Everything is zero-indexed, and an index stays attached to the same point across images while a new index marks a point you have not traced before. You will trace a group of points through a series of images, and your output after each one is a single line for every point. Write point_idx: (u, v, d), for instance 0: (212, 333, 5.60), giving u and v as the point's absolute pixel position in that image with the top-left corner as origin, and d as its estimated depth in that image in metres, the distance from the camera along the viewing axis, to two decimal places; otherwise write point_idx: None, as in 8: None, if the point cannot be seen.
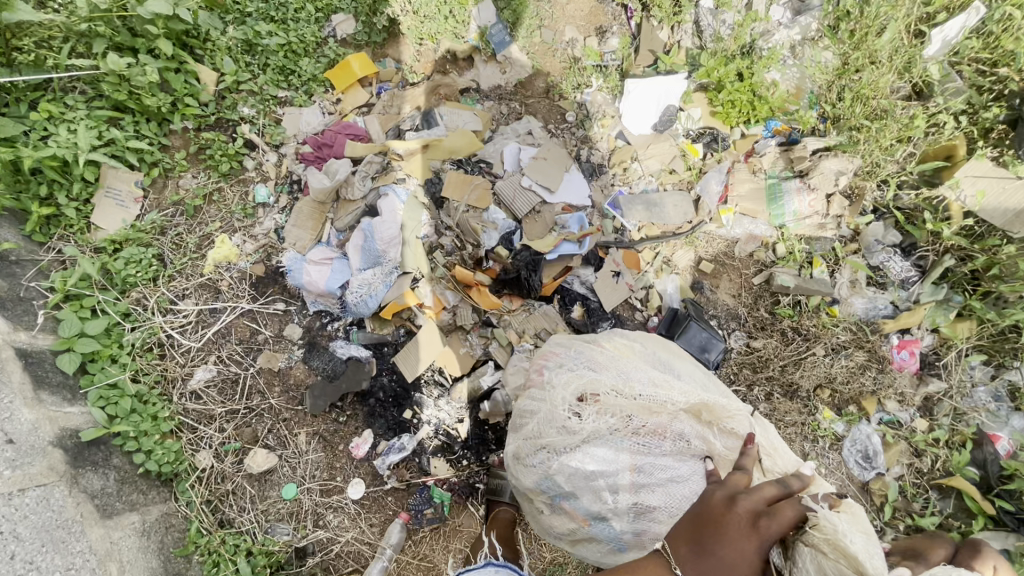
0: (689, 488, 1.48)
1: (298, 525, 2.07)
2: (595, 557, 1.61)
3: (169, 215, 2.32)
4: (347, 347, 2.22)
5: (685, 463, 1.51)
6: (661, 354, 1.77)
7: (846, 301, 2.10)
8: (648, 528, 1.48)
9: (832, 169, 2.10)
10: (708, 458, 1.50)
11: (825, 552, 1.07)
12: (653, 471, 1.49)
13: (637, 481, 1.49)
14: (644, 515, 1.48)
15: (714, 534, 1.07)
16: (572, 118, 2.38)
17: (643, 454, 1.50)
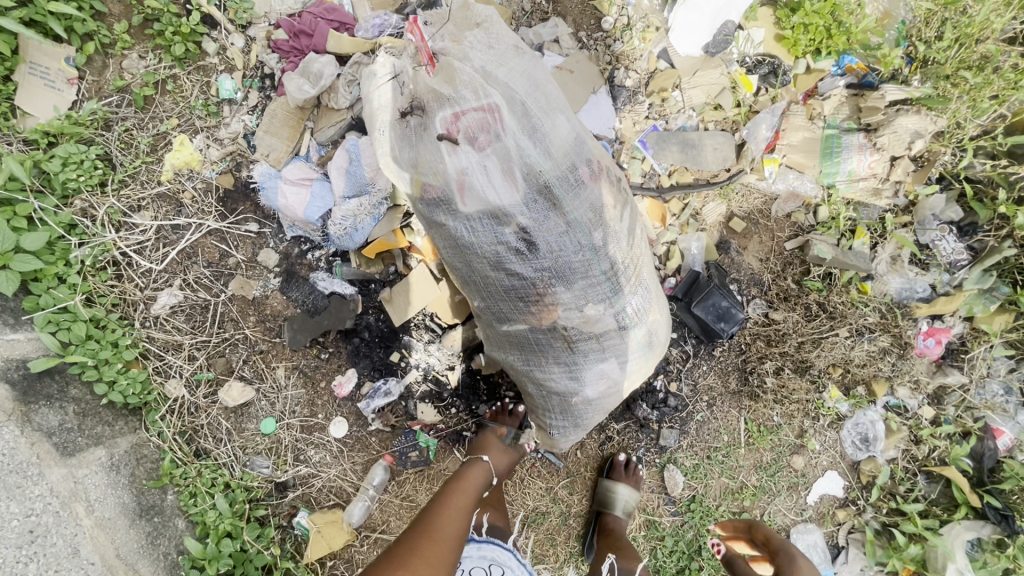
0: (498, 174, 1.30)
1: (278, 459, 1.99)
2: (445, 246, 1.46)
3: (113, 105, 1.94)
4: (330, 282, 2.01)
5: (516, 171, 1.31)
6: (556, 95, 1.41)
7: (881, 278, 1.91)
8: (472, 196, 1.33)
9: (908, 128, 1.80)
10: (528, 174, 1.31)
11: (497, 118, 1.30)
12: (477, 150, 1.30)
13: (465, 163, 1.30)
14: (469, 191, 1.32)
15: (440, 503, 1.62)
16: (609, 25, 1.95)
17: (478, 105, 1.30)
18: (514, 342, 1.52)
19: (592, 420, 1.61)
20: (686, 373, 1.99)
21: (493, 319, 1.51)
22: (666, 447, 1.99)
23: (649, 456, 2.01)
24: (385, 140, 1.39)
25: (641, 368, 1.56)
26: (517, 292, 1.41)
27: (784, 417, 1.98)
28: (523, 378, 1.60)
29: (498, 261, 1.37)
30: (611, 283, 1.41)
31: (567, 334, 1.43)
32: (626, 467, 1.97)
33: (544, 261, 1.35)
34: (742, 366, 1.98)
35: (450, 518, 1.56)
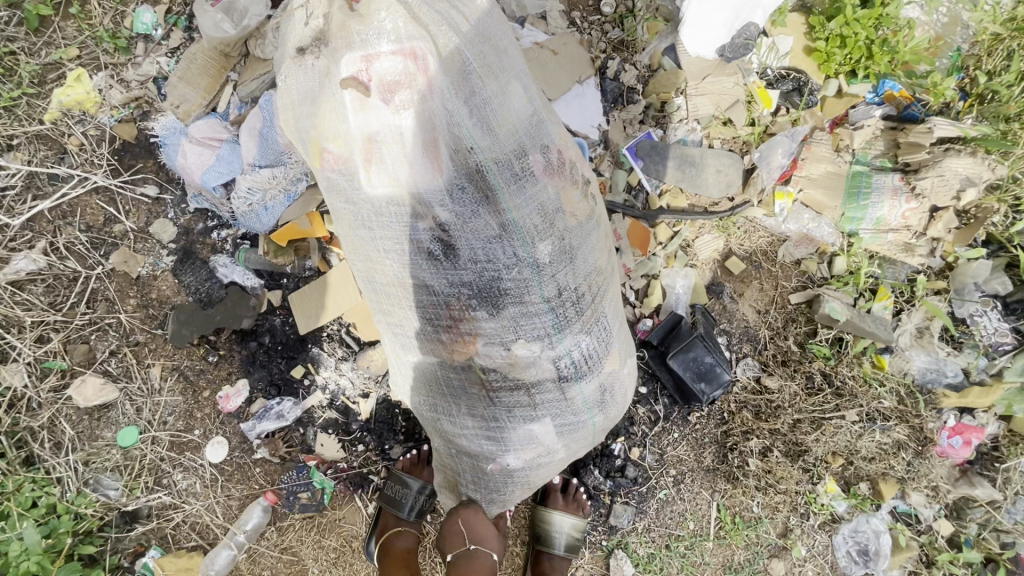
0: (415, 149, 0.96)
1: (130, 482, 1.58)
2: (346, 238, 1.11)
3: (1, 21, 1.60)
4: (230, 269, 1.64)
5: (442, 148, 0.96)
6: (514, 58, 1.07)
7: (903, 353, 1.55)
8: (378, 175, 0.98)
9: (957, 171, 1.43)
10: (457, 156, 0.96)
11: (423, 71, 0.95)
12: (390, 113, 0.95)
13: (372, 128, 0.95)
14: (376, 167, 0.97)
15: None
16: (609, 9, 1.63)
17: (400, 51, 0.95)
18: (420, 380, 1.15)
19: (515, 494, 1.23)
20: (652, 440, 1.61)
21: (397, 346, 1.15)
22: (616, 528, 1.60)
23: (594, 537, 1.61)
24: (283, 89, 1.04)
25: (586, 435, 1.18)
26: (425, 311, 1.05)
27: (766, 509, 1.59)
28: (431, 426, 1.22)
29: (405, 265, 1.03)
30: (555, 317, 1.04)
31: (486, 378, 1.06)
32: (567, 491, 1.57)
33: (465, 273, 1.00)
34: (721, 440, 1.60)
35: None
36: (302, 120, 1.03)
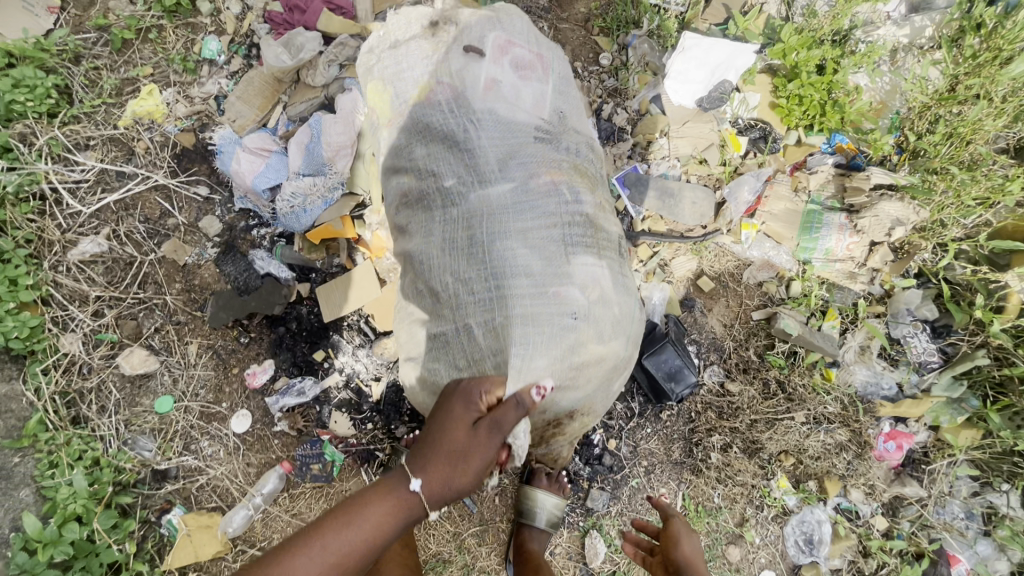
0: (539, 87, 1.38)
1: (163, 444, 1.78)
2: (435, 140, 1.33)
3: (89, 41, 1.88)
4: (267, 262, 1.87)
5: (550, 92, 1.41)
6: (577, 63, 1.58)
7: (848, 367, 1.79)
8: (507, 94, 1.34)
9: (889, 214, 1.71)
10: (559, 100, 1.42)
11: (543, 44, 1.44)
12: (522, 59, 1.38)
13: (505, 65, 1.35)
14: (502, 88, 1.34)
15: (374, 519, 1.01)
16: (607, 62, 1.94)
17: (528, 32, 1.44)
18: (482, 240, 1.27)
19: (571, 360, 1.25)
20: (628, 432, 1.82)
21: (473, 202, 1.29)
22: (593, 510, 1.80)
23: (572, 519, 1.80)
24: (406, 45, 1.40)
25: (631, 316, 1.38)
26: (519, 180, 1.29)
27: (726, 500, 1.79)
28: (472, 304, 1.26)
29: (508, 152, 1.31)
30: (604, 206, 1.42)
31: (570, 228, 1.30)
32: (549, 474, 1.76)
33: (560, 158, 1.35)
34: (688, 437, 1.82)
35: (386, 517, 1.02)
36: (428, 59, 1.37)
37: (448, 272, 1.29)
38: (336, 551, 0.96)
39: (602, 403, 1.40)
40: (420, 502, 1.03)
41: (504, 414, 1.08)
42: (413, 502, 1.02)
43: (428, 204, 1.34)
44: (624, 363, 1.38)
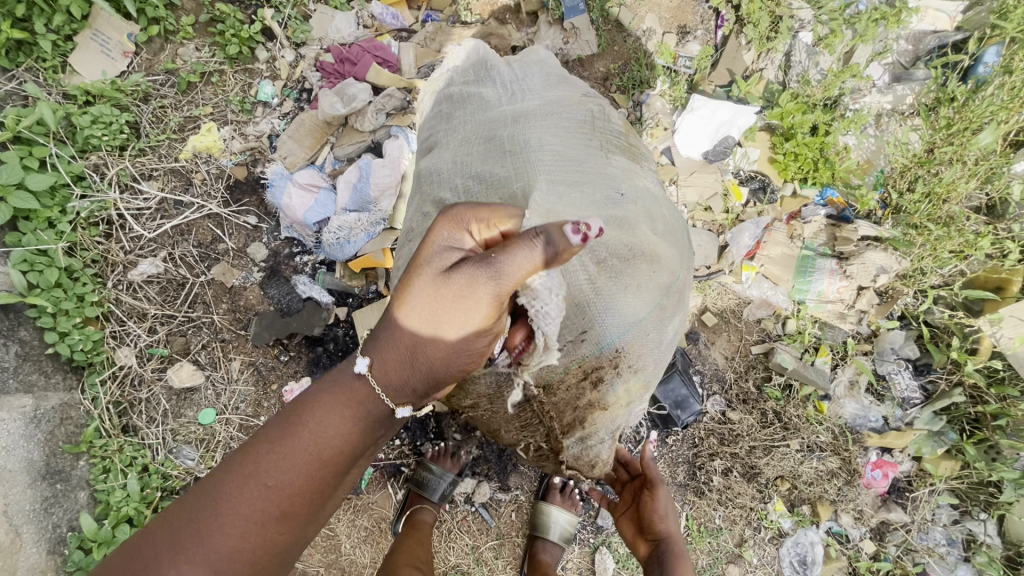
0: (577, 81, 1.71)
1: (205, 453, 1.93)
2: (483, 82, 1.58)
3: (157, 83, 2.08)
4: (310, 287, 2.04)
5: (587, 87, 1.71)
6: None
7: (838, 400, 1.95)
8: (549, 68, 1.65)
9: (875, 262, 1.91)
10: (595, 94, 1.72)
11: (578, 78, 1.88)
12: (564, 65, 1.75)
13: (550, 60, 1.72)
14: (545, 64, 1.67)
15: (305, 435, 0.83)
16: (623, 117, 2.16)
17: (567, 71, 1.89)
18: (514, 138, 1.37)
19: (600, 246, 1.18)
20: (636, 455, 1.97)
21: (511, 117, 1.43)
22: (602, 527, 1.94)
23: (583, 536, 1.94)
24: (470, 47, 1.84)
25: (672, 249, 1.35)
26: (557, 110, 1.46)
27: (726, 521, 1.93)
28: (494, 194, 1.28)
29: (546, 94, 1.52)
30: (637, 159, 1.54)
31: (601, 150, 1.42)
32: (562, 490, 1.92)
33: (599, 109, 1.56)
34: (692, 460, 1.97)
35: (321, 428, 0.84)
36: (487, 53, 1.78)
37: (461, 172, 1.36)
38: (270, 477, 0.81)
39: (652, 345, 1.29)
40: (375, 391, 0.87)
41: (499, 254, 0.77)
42: (365, 394, 0.87)
43: (462, 121, 1.50)
44: (678, 293, 1.35)
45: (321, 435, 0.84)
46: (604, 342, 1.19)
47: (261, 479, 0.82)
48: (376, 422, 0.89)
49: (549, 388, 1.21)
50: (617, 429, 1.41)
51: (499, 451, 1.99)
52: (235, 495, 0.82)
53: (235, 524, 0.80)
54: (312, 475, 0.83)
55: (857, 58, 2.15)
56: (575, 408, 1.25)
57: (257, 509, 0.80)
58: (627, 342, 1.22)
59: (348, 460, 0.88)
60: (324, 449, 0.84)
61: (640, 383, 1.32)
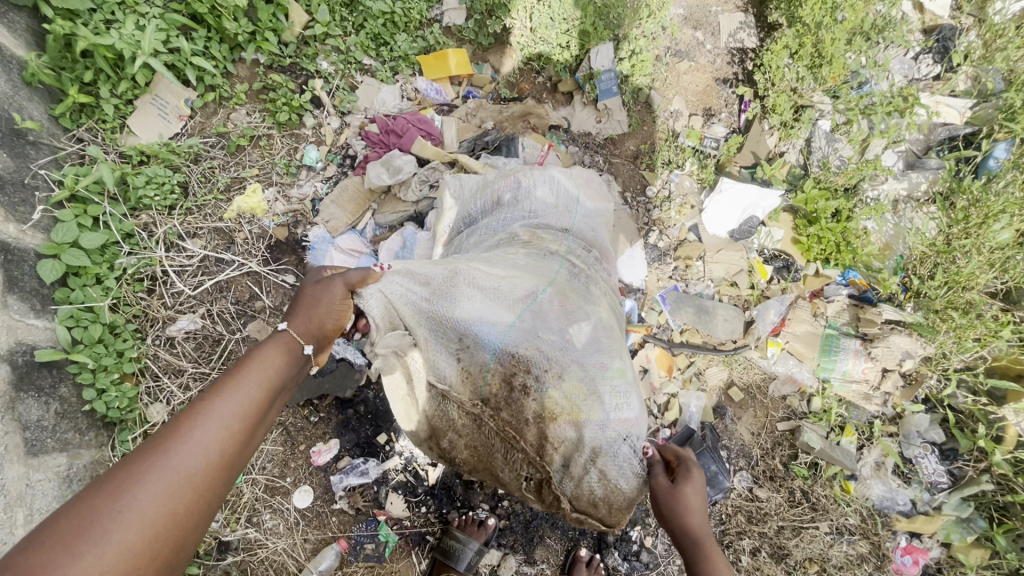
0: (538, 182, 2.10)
1: (229, 516, 1.90)
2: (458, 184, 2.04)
3: (209, 145, 2.17)
4: (344, 348, 2.04)
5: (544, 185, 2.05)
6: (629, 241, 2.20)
7: (865, 481, 1.96)
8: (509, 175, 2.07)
9: (900, 346, 1.98)
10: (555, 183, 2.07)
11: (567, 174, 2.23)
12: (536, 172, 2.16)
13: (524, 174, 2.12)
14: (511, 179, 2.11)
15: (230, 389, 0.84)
16: (652, 193, 2.25)
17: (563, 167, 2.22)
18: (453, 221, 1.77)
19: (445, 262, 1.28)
20: (663, 530, 1.96)
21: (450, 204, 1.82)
22: None
23: None
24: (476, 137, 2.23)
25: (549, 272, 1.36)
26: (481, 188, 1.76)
27: None
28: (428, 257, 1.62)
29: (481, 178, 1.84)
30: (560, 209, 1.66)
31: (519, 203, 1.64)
32: (588, 563, 1.90)
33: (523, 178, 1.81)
34: (720, 538, 1.96)
35: (249, 385, 0.87)
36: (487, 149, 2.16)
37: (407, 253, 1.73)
38: (208, 442, 0.77)
39: (551, 342, 1.16)
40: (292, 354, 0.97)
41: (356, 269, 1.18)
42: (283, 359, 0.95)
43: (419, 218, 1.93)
44: (558, 290, 1.28)
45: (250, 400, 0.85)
46: (490, 355, 1.15)
47: (157, 458, 0.72)
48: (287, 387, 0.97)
49: (490, 403, 1.16)
50: (589, 446, 1.14)
51: (525, 522, 1.97)
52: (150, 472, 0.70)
53: (158, 508, 0.69)
54: (244, 441, 0.82)
55: (873, 148, 2.25)
56: (525, 419, 1.15)
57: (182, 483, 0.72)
58: (513, 344, 1.14)
59: (257, 425, 0.85)
60: (232, 413, 0.81)
61: (569, 388, 1.14)
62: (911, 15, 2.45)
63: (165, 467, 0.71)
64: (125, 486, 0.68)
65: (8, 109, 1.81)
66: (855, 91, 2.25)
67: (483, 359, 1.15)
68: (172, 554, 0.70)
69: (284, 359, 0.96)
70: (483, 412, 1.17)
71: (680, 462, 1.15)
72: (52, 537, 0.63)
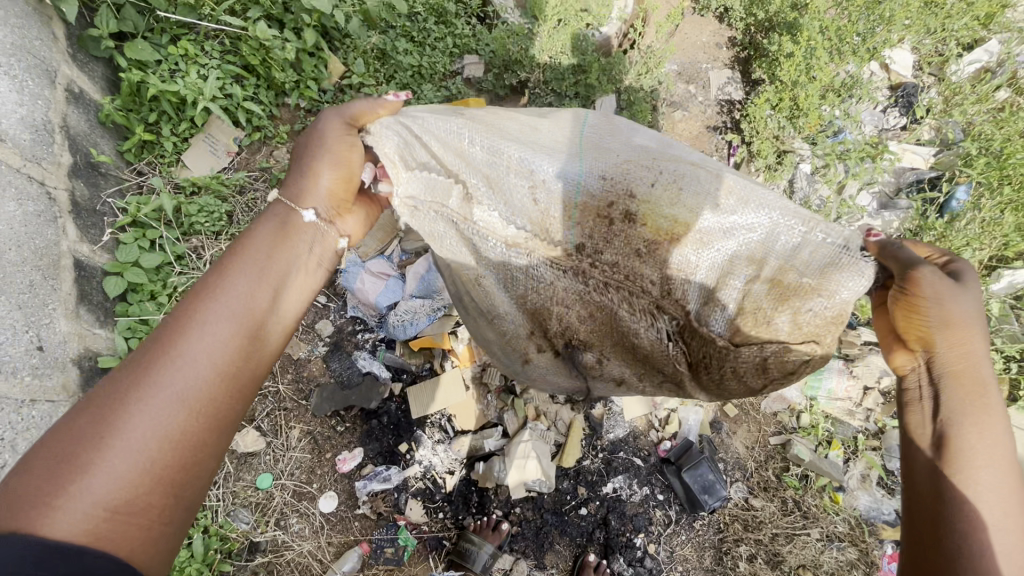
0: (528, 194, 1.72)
1: (259, 518, 2.05)
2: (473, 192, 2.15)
3: (252, 178, 2.40)
4: (369, 363, 2.23)
5: None
6: None
7: (852, 492, 2.12)
8: None
9: (878, 364, 2.17)
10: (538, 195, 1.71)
11: None
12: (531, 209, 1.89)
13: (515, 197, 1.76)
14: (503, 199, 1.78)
15: (223, 283, 0.95)
16: None
17: None
18: None
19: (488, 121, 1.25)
20: (665, 537, 2.10)
21: None
22: None
23: None
24: None
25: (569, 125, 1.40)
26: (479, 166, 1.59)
27: None
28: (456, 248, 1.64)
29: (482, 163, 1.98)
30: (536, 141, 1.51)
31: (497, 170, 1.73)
32: (597, 568, 2.02)
33: None
34: (718, 546, 2.10)
35: (243, 273, 0.98)
36: None
37: None
38: (205, 332, 0.89)
39: (646, 172, 1.16)
40: (285, 240, 1.06)
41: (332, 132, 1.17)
42: (277, 248, 1.05)
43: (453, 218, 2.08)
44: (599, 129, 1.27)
45: (248, 286, 0.97)
46: (572, 195, 1.19)
47: (152, 387, 0.83)
48: (299, 267, 1.08)
49: (587, 251, 1.22)
50: (698, 267, 1.17)
51: (536, 528, 2.10)
52: (152, 369, 0.84)
53: (177, 390, 0.84)
54: (247, 322, 0.95)
55: (849, 189, 2.48)
56: (637, 255, 1.20)
57: (192, 366, 0.86)
58: (603, 171, 1.18)
59: (266, 307, 0.98)
60: (220, 321, 0.91)
61: (685, 211, 1.15)
62: (879, 73, 2.77)
63: (163, 386, 0.83)
64: (142, 378, 0.83)
65: (86, 145, 2.07)
66: (830, 138, 2.52)
67: (566, 194, 1.19)
68: (213, 420, 0.88)
69: (278, 243, 1.05)
70: (580, 261, 1.24)
71: (913, 271, 1.00)
72: (91, 420, 0.80)
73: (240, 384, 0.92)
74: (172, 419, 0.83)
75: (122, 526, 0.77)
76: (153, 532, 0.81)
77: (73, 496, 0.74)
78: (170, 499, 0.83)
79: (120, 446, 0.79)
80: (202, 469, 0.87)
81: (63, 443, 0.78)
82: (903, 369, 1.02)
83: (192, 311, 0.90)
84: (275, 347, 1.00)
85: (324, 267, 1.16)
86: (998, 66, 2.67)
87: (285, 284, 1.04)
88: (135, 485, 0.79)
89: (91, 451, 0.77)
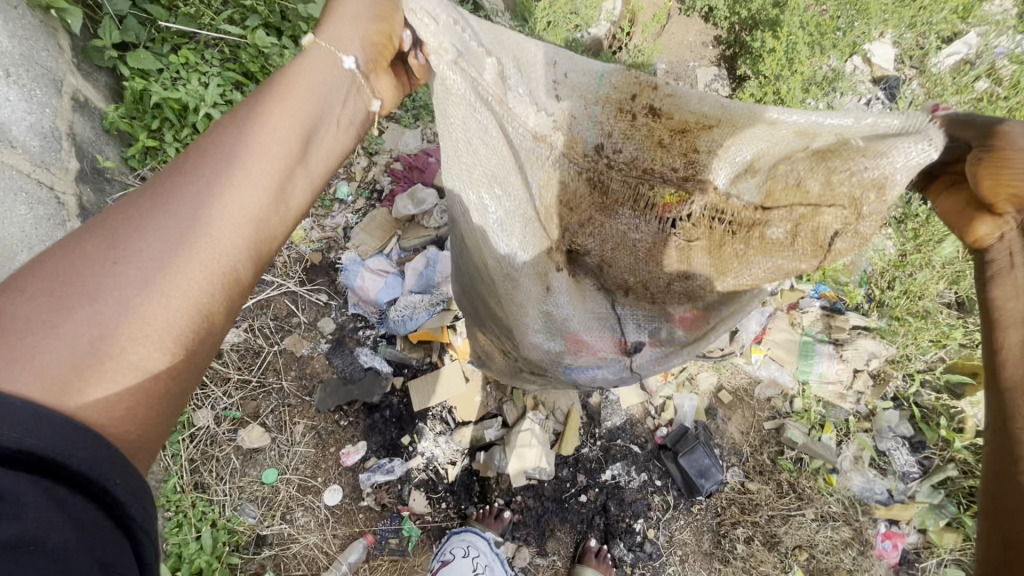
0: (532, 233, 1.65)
1: (266, 512, 2.09)
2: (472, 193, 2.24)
3: None
4: (371, 357, 2.28)
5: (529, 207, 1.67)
6: None
7: (845, 473, 2.16)
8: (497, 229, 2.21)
9: (867, 348, 2.22)
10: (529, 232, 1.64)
11: None
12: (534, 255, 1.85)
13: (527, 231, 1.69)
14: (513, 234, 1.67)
15: (239, 122, 0.78)
16: None
17: None
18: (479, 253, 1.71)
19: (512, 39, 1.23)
20: (664, 522, 2.14)
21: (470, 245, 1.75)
22: None
23: None
24: None
25: None
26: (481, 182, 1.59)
27: None
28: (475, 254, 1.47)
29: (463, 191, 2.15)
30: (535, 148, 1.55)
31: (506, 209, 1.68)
32: (598, 553, 2.07)
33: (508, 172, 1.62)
34: (716, 529, 2.14)
35: (264, 112, 0.80)
36: None
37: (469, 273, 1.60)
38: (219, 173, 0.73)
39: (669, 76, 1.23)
40: (315, 84, 0.87)
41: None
42: (309, 93, 0.86)
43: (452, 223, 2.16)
44: None
45: (267, 128, 0.79)
46: (595, 89, 1.21)
47: (152, 224, 0.68)
48: (329, 117, 0.89)
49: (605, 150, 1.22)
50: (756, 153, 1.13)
51: (538, 516, 2.14)
52: (157, 205, 0.69)
53: (180, 233, 0.68)
54: (264, 168, 0.77)
55: None
56: (672, 147, 1.20)
57: (205, 206, 0.71)
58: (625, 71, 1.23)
59: (292, 156, 0.81)
60: (236, 163, 0.75)
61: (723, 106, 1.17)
62: (862, 67, 2.85)
63: (166, 224, 0.68)
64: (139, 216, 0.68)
65: (92, 151, 2.14)
66: None
67: (590, 90, 1.21)
68: (226, 279, 0.72)
69: (307, 87, 0.86)
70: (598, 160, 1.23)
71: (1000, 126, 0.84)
72: (82, 255, 0.64)
73: (258, 236, 0.76)
74: (174, 255, 0.67)
75: (112, 392, 0.62)
76: (162, 389, 0.66)
77: (48, 346, 0.59)
78: (181, 354, 0.67)
79: (109, 292, 0.63)
80: (210, 337, 0.71)
81: (51, 276, 0.62)
82: (986, 240, 0.86)
83: (205, 148, 0.74)
84: (300, 206, 0.83)
85: (355, 131, 0.97)
86: (976, 58, 2.75)
87: (313, 132, 0.85)
88: (126, 343, 0.63)
89: (81, 289, 0.62)
